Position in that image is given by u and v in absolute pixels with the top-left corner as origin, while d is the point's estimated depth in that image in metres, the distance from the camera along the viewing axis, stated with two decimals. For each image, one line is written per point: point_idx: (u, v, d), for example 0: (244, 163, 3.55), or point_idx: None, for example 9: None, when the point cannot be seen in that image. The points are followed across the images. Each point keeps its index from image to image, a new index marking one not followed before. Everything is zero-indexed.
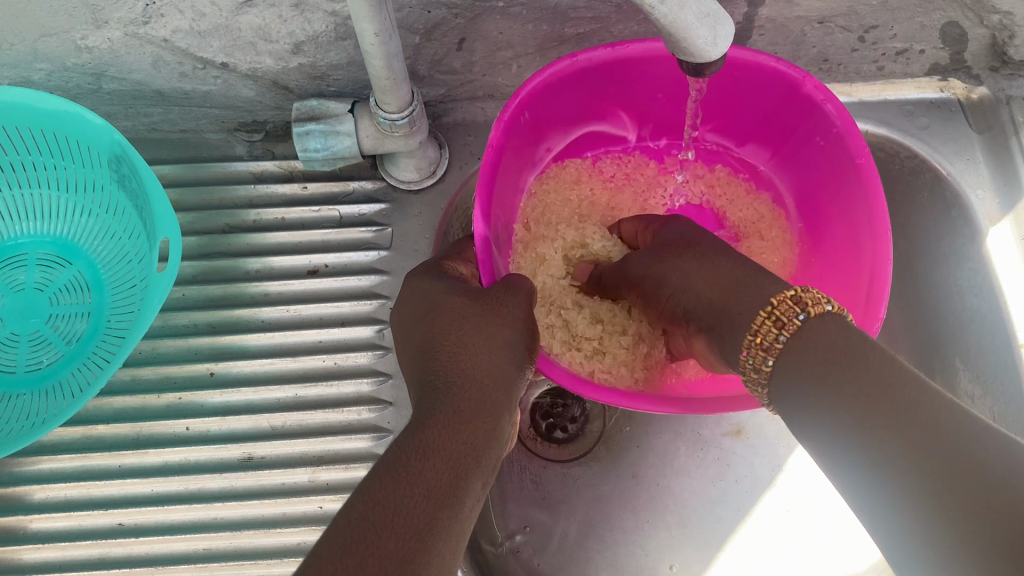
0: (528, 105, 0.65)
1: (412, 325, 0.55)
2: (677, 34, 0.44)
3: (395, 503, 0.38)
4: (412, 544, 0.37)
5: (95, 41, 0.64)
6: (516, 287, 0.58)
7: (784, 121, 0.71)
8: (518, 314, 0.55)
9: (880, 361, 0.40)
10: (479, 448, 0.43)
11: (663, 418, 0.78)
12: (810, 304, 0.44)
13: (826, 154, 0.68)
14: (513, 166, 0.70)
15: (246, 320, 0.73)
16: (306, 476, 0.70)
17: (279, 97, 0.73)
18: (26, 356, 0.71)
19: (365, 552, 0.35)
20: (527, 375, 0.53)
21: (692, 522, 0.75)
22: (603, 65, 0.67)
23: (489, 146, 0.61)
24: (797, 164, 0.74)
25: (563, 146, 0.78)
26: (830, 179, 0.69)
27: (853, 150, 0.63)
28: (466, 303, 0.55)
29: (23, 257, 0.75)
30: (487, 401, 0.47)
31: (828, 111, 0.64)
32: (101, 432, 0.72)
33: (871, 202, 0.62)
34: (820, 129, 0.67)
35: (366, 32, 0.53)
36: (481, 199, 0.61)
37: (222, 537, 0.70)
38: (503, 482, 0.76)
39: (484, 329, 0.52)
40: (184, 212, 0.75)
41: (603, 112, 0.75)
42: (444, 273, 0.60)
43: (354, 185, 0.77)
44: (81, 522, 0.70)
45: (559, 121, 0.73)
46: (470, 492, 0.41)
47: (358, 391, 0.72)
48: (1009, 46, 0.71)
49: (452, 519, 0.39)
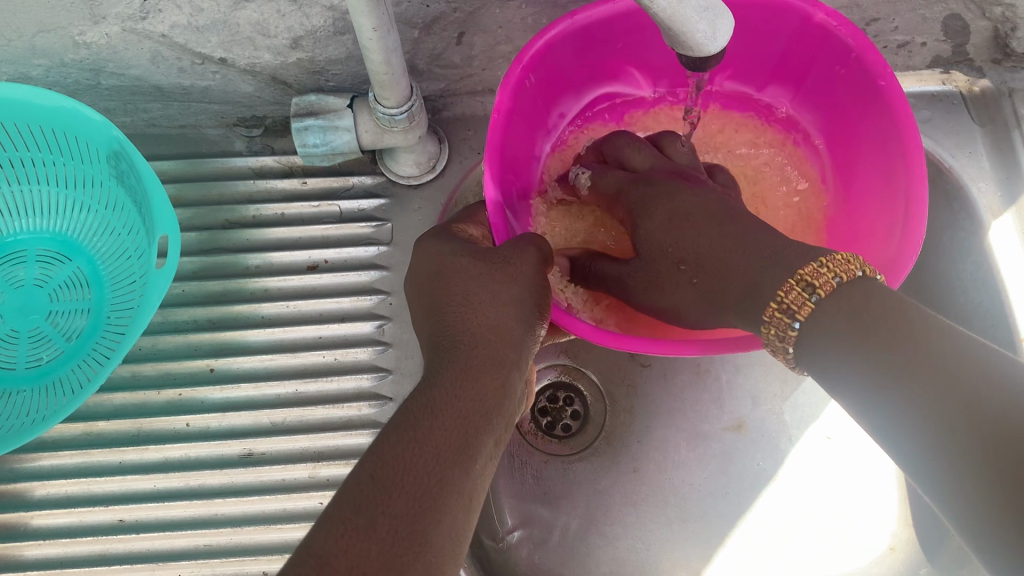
0: (534, 67, 0.62)
1: (422, 286, 0.54)
2: (675, 28, 0.44)
3: (405, 463, 0.40)
4: (422, 503, 0.39)
5: (93, 37, 0.64)
6: (525, 243, 0.55)
7: (802, 58, 0.67)
8: (529, 270, 0.53)
9: (936, 326, 0.41)
10: (491, 406, 0.45)
11: (664, 413, 0.78)
12: (782, 334, 0.47)
13: (850, 83, 0.63)
14: (525, 129, 0.67)
15: (245, 316, 0.73)
16: (305, 473, 0.70)
17: (278, 92, 0.72)
18: (27, 352, 0.71)
19: (375, 513, 0.38)
20: (539, 333, 0.52)
21: (694, 516, 0.75)
22: (607, 20, 0.63)
23: (495, 112, 0.59)
24: (822, 104, 0.69)
25: (577, 110, 0.75)
26: (856, 110, 0.64)
27: (874, 72, 0.59)
28: (474, 261, 0.53)
29: (22, 254, 0.75)
30: (499, 355, 0.47)
31: (843, 36, 0.60)
32: (101, 429, 0.72)
33: (903, 125, 0.58)
34: (838, 60, 0.62)
35: (364, 26, 0.53)
36: (490, 167, 0.59)
37: (222, 533, 0.70)
38: (504, 476, 0.76)
39: (492, 289, 0.51)
40: (183, 208, 0.75)
41: (612, 70, 0.72)
42: (455, 235, 0.57)
43: (354, 180, 0.76)
44: (82, 518, 0.71)
45: (569, 84, 0.70)
46: (481, 451, 0.43)
47: (358, 387, 0.72)
48: (1012, 38, 0.70)
49: (462, 478, 0.41)
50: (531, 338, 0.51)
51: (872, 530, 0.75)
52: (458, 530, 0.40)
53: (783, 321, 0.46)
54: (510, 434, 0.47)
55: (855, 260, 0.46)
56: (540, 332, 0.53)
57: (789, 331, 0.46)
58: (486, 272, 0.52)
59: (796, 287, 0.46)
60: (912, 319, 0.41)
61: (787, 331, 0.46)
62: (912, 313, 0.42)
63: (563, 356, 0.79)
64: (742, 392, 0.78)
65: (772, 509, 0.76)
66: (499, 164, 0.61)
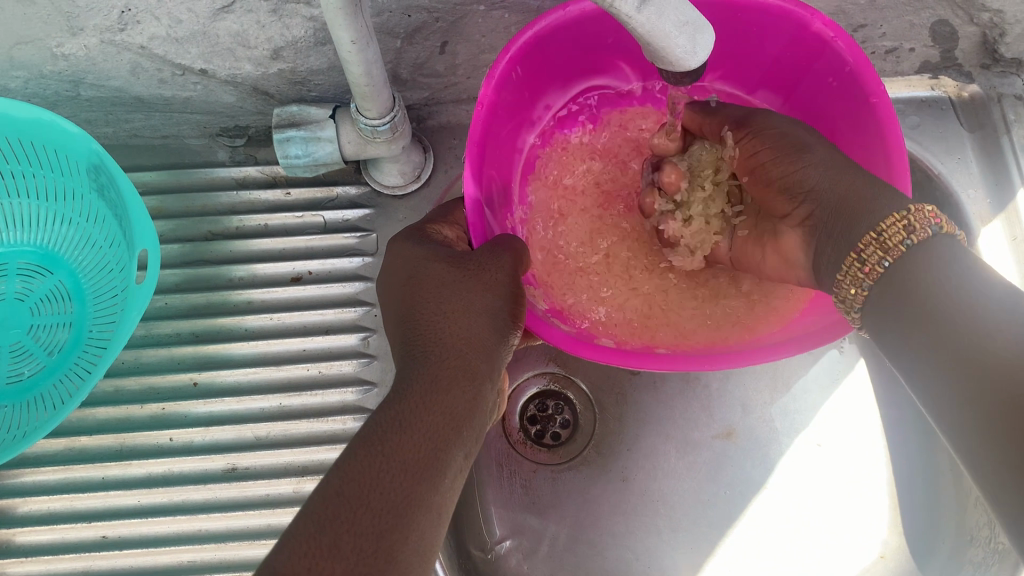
0: (521, 58, 0.60)
1: (395, 292, 0.54)
2: (656, 43, 0.44)
3: (372, 478, 0.41)
4: (389, 520, 0.39)
5: (71, 48, 0.63)
6: (502, 247, 0.55)
7: (794, 65, 0.65)
8: (503, 277, 0.53)
9: (947, 274, 0.42)
10: (459, 419, 0.46)
11: (653, 422, 0.77)
12: (890, 239, 0.45)
13: (842, 96, 0.61)
14: (509, 124, 0.66)
15: (229, 329, 0.73)
16: (290, 487, 0.70)
17: (260, 102, 0.72)
18: (8, 367, 0.71)
19: (340, 528, 0.38)
20: (511, 341, 0.53)
21: (684, 526, 0.75)
22: (593, 17, 0.62)
23: (478, 104, 0.57)
24: (808, 113, 0.68)
25: (563, 104, 0.74)
26: (843, 124, 0.63)
27: (867, 88, 0.58)
28: (447, 267, 0.53)
29: (3, 267, 0.74)
30: (469, 368, 0.48)
31: (842, 49, 0.58)
32: (84, 444, 0.71)
33: (891, 145, 0.57)
34: (832, 69, 0.61)
35: (343, 39, 0.53)
36: (472, 161, 0.57)
37: (206, 550, 0.70)
38: (492, 486, 0.76)
39: (466, 299, 0.51)
40: (166, 220, 0.75)
41: (598, 61, 0.71)
42: (430, 238, 0.57)
43: (338, 190, 0.76)
44: (66, 535, 0.70)
45: (554, 79, 0.69)
46: (451, 465, 0.44)
47: (343, 400, 0.71)
48: (1000, 44, 0.70)
49: (431, 491, 0.42)
50: (504, 347, 0.52)
51: (863, 536, 0.74)
52: (425, 544, 0.41)
53: (900, 231, 0.44)
54: (480, 446, 0.48)
55: (915, 222, 0.44)
56: (513, 340, 0.53)
57: (899, 243, 0.44)
58: (460, 279, 0.52)
59: (853, 262, 0.47)
60: (929, 274, 0.43)
61: (895, 239, 0.44)
62: (930, 264, 0.43)
63: (551, 365, 0.79)
64: (731, 399, 0.77)
65: (762, 518, 0.75)
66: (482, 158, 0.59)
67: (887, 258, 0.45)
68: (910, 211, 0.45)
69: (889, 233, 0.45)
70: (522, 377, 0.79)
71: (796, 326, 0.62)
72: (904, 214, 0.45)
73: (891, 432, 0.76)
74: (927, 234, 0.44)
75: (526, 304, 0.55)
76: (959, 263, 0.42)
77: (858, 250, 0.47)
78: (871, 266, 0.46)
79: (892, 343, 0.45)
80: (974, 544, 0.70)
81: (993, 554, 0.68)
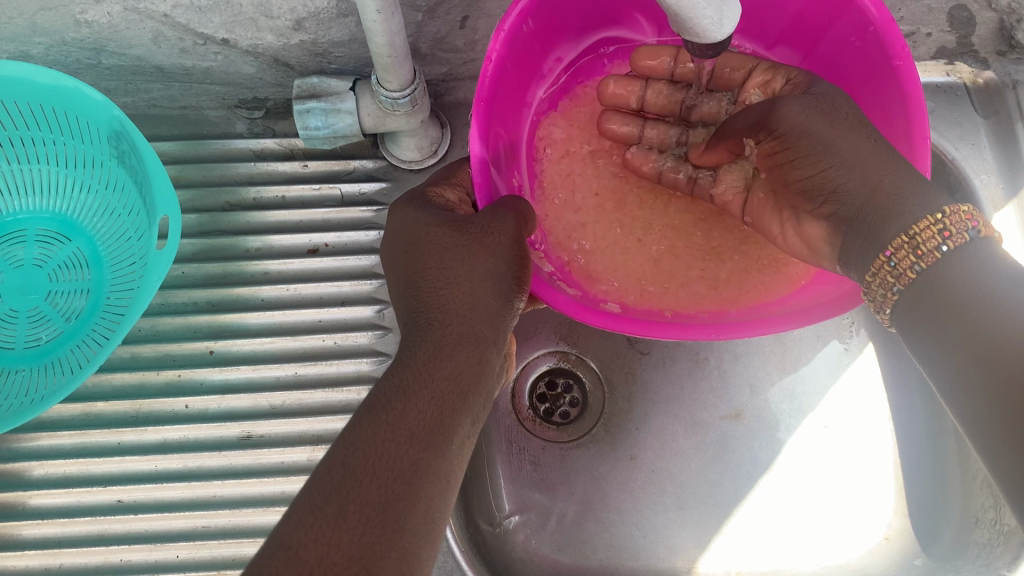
0: (531, 12, 0.60)
1: (398, 259, 0.55)
2: (684, 13, 0.44)
3: (377, 447, 0.43)
4: (395, 488, 0.42)
5: (94, 15, 0.63)
6: (506, 209, 0.55)
7: (816, 20, 0.65)
8: (507, 241, 0.54)
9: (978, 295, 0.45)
10: (465, 385, 0.47)
11: (662, 401, 0.78)
12: (925, 247, 0.47)
13: (863, 55, 0.61)
14: (517, 81, 0.65)
15: (244, 299, 0.73)
16: (305, 455, 0.71)
17: (280, 74, 0.72)
18: (25, 332, 0.71)
19: (346, 499, 0.41)
20: (517, 304, 0.54)
21: (690, 504, 0.75)
22: None
23: (488, 58, 0.57)
24: (824, 69, 0.67)
25: (573, 57, 0.74)
26: (862, 81, 0.62)
27: (890, 48, 0.57)
28: (450, 232, 0.53)
29: (21, 233, 0.75)
30: (473, 335, 0.49)
31: (864, 6, 0.58)
32: (99, 409, 0.72)
33: (909, 105, 0.57)
34: (857, 27, 0.60)
35: (368, 8, 0.53)
36: (481, 118, 0.57)
37: (220, 515, 0.70)
38: (501, 461, 0.76)
39: (467, 266, 0.52)
40: (183, 189, 0.75)
41: (607, 10, 0.71)
42: (431, 202, 0.57)
43: (356, 164, 0.76)
44: (80, 498, 0.70)
45: (564, 31, 0.69)
46: (457, 431, 0.46)
47: (358, 370, 0.72)
48: (1017, 30, 0.71)
49: (436, 459, 0.44)
50: (508, 310, 0.53)
51: (869, 522, 0.75)
52: (433, 510, 0.43)
53: (935, 238, 0.46)
54: (488, 409, 0.50)
55: (951, 226, 0.46)
56: (519, 303, 0.54)
57: (932, 251, 0.46)
58: (462, 245, 0.53)
59: (883, 266, 0.49)
60: (971, 298, 0.45)
61: (928, 247, 0.47)
62: (976, 285, 0.45)
63: (563, 343, 0.79)
64: (740, 380, 0.78)
65: (770, 496, 0.76)
66: (489, 115, 0.59)
67: (921, 265, 0.47)
68: (946, 214, 0.47)
69: (923, 235, 0.47)
70: (533, 354, 0.79)
71: (803, 296, 0.63)
72: (939, 216, 0.47)
73: (901, 422, 0.76)
74: (964, 239, 0.46)
75: (528, 266, 0.55)
76: (994, 285, 0.45)
77: (887, 254, 0.48)
78: (898, 272, 0.48)
79: (922, 348, 0.48)
80: (979, 525, 0.70)
81: (999, 536, 0.68)
